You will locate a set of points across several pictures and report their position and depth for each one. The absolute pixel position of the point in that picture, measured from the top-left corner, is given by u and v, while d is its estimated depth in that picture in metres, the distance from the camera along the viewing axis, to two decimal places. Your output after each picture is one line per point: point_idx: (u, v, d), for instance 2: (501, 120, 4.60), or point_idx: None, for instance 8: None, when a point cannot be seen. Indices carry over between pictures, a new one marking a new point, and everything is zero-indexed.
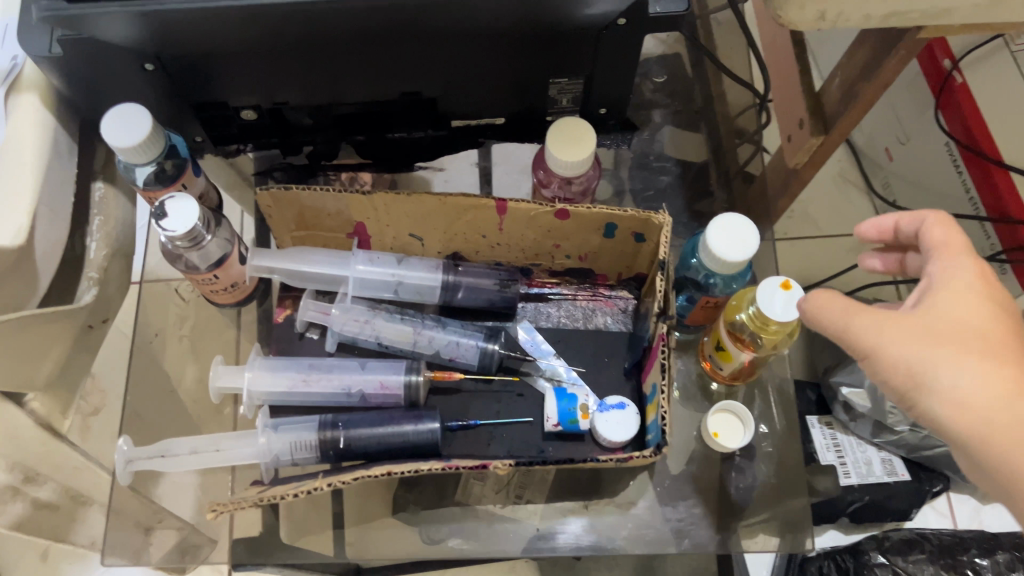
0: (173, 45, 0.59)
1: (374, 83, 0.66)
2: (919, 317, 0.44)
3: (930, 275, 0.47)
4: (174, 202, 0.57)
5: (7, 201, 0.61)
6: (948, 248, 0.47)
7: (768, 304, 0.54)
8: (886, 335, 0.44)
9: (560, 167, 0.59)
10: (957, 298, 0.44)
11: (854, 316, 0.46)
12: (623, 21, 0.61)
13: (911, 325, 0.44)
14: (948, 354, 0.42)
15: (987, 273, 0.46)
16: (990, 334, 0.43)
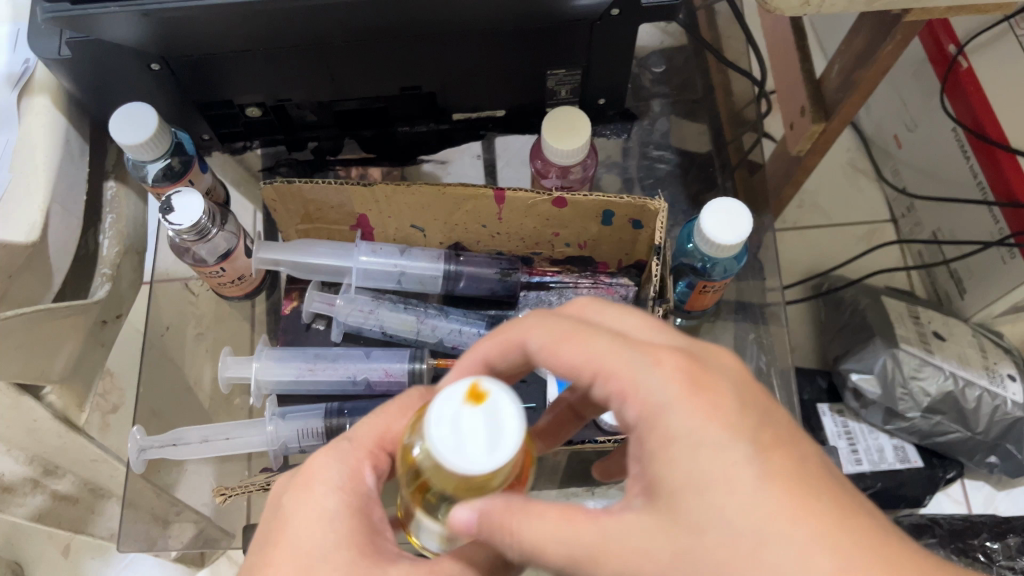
0: (174, 45, 0.61)
1: (374, 78, 0.67)
2: (669, 522, 0.35)
3: (653, 425, 0.36)
4: (180, 197, 0.58)
5: (22, 200, 0.63)
6: (628, 385, 0.37)
7: (463, 441, 0.35)
8: (661, 560, 0.34)
9: (557, 154, 0.60)
10: (709, 474, 0.34)
11: (617, 565, 0.35)
12: (617, 11, 0.62)
13: (677, 548, 0.34)
14: (744, 570, 0.33)
15: (713, 402, 0.36)
16: (755, 503, 0.34)
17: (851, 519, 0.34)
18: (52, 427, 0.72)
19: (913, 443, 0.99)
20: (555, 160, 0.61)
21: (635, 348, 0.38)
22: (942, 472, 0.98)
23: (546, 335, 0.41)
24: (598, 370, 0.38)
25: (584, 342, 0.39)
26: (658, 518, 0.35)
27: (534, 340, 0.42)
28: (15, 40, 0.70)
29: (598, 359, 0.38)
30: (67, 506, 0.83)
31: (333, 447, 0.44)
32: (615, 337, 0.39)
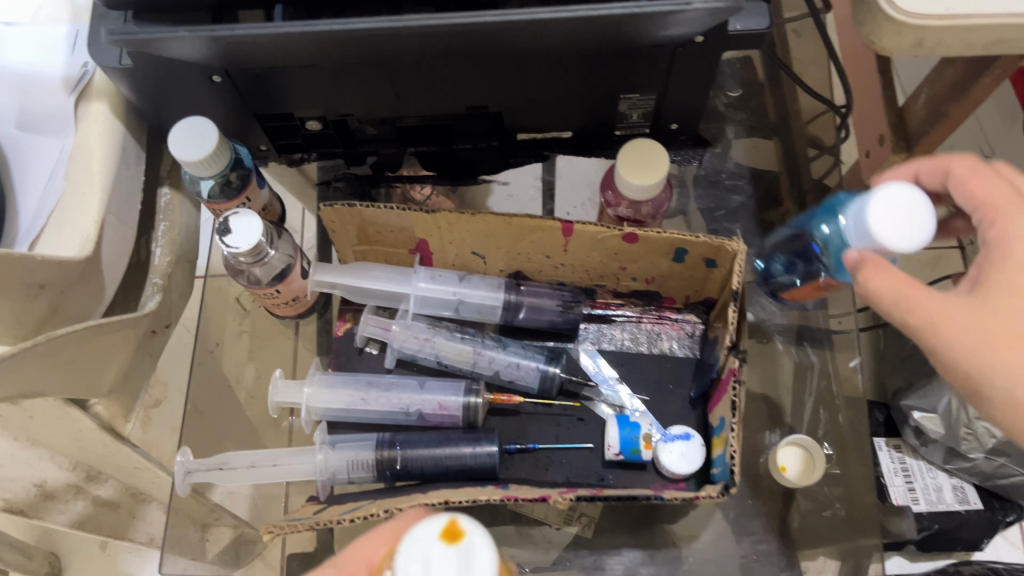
0: (238, 60, 0.59)
1: (438, 97, 0.65)
2: (977, 304, 0.46)
3: (1005, 247, 0.48)
4: (237, 218, 0.56)
5: (78, 211, 0.61)
6: (1004, 211, 0.49)
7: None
8: (961, 316, 0.46)
9: (637, 187, 0.56)
10: (1017, 280, 0.46)
11: (939, 328, 0.45)
12: (701, 39, 0.58)
13: (981, 319, 0.46)
14: (1014, 332, 0.45)
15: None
16: None
17: None
18: (97, 437, 0.70)
19: (973, 483, 0.90)
20: (630, 191, 0.57)
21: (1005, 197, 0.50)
22: (1003, 516, 0.90)
23: (962, 176, 0.52)
24: (988, 205, 0.50)
25: (988, 180, 0.51)
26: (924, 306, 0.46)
27: (957, 172, 0.52)
28: (74, 42, 0.68)
29: (998, 199, 0.50)
30: (108, 512, 0.83)
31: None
32: (1012, 190, 0.50)
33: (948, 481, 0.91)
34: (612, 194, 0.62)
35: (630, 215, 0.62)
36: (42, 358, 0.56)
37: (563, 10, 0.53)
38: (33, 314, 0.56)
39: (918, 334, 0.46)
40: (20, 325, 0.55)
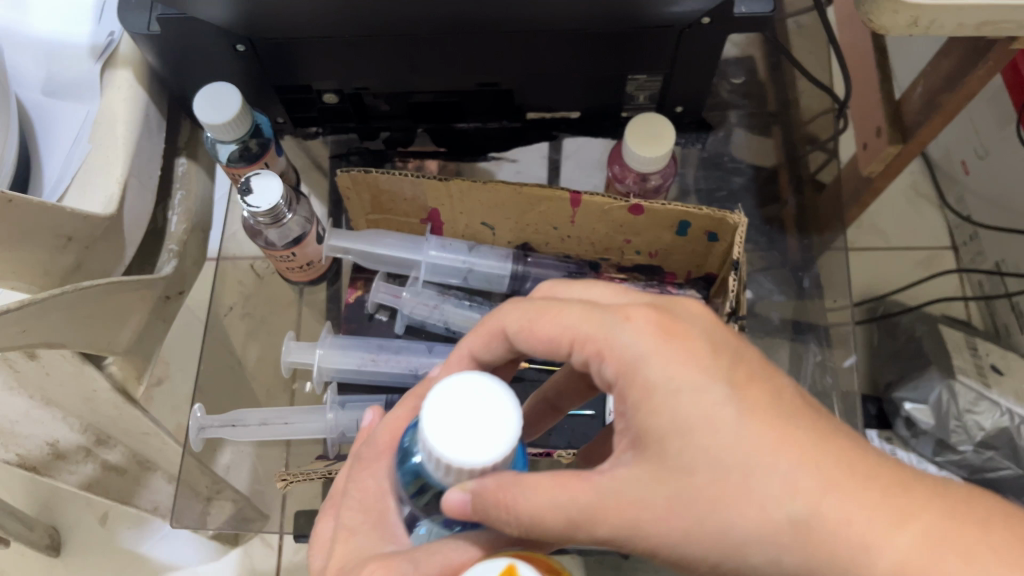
0: (261, 29, 0.61)
1: (453, 73, 0.67)
2: (660, 469, 0.37)
3: (633, 372, 0.39)
4: (260, 179, 0.58)
5: (102, 172, 0.63)
6: (602, 342, 0.40)
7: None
8: (694, 505, 0.36)
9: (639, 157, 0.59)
10: (691, 415, 0.37)
11: (623, 517, 0.37)
12: (707, 20, 0.61)
13: (670, 494, 0.37)
14: (823, 502, 0.35)
15: (681, 345, 0.39)
16: (734, 434, 0.36)
17: (835, 441, 0.36)
18: (109, 397, 0.71)
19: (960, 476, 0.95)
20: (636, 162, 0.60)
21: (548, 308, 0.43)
22: None
23: (523, 324, 0.44)
24: (576, 338, 0.42)
25: (558, 316, 0.43)
26: (591, 509, 0.37)
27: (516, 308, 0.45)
28: (101, 12, 0.70)
29: (573, 330, 0.42)
30: (114, 477, 0.84)
31: (395, 563, 0.40)
32: (583, 307, 0.42)
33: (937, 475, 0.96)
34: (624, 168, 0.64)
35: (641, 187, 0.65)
36: (66, 309, 0.57)
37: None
38: (59, 267, 0.58)
39: (627, 539, 0.38)
40: (47, 276, 0.57)
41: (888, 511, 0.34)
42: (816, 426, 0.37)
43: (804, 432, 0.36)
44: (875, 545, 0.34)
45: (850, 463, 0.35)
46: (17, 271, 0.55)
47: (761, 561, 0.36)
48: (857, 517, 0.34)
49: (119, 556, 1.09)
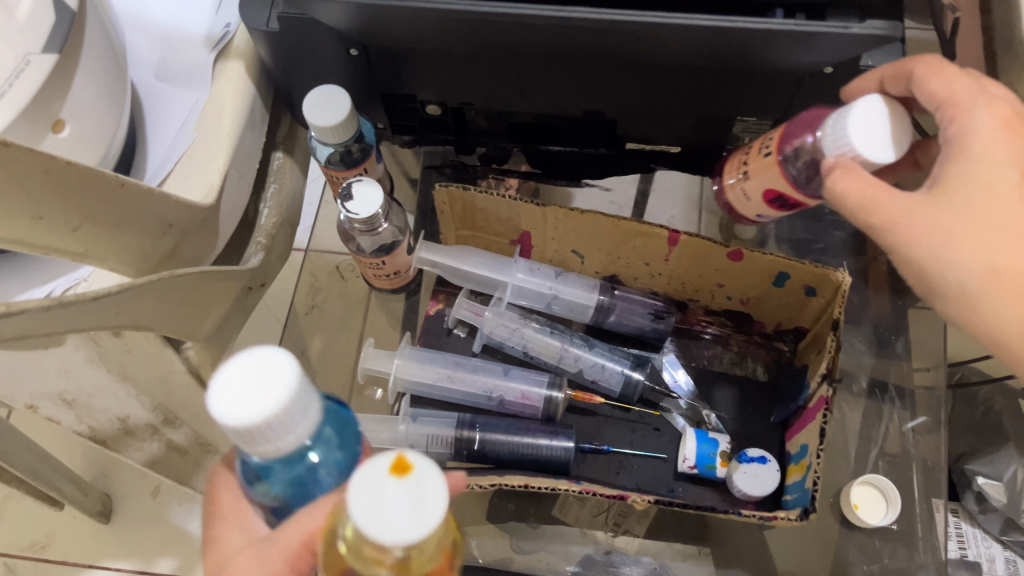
0: (376, 36, 0.61)
1: (560, 98, 0.66)
2: (945, 190, 0.49)
3: (962, 138, 0.50)
4: (360, 186, 0.58)
5: (205, 162, 0.64)
6: (964, 106, 0.51)
7: (390, 522, 0.34)
8: (947, 241, 0.48)
9: (854, 129, 0.53)
10: (976, 185, 0.48)
11: (953, 285, 0.49)
12: (830, 70, 0.59)
13: (935, 205, 0.49)
14: None
15: (1013, 134, 0.50)
16: (1010, 185, 0.48)
17: None
18: (183, 380, 0.72)
19: None
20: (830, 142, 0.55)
21: (950, 89, 0.52)
22: None
23: (841, 172, 0.52)
24: (861, 201, 0.50)
25: (859, 180, 0.51)
26: (933, 214, 0.48)
27: (948, 88, 0.52)
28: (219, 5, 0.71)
29: (915, 207, 0.49)
30: (175, 455, 0.85)
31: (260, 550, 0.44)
32: (982, 150, 0.49)
33: (1002, 555, 0.91)
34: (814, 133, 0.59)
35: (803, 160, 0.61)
36: (159, 295, 0.58)
37: (699, 19, 0.55)
38: (158, 252, 0.58)
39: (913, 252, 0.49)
40: (145, 260, 0.57)
41: None
42: None
43: None
44: None
45: None
46: (120, 254, 0.54)
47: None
48: None
49: (165, 525, 1.11)
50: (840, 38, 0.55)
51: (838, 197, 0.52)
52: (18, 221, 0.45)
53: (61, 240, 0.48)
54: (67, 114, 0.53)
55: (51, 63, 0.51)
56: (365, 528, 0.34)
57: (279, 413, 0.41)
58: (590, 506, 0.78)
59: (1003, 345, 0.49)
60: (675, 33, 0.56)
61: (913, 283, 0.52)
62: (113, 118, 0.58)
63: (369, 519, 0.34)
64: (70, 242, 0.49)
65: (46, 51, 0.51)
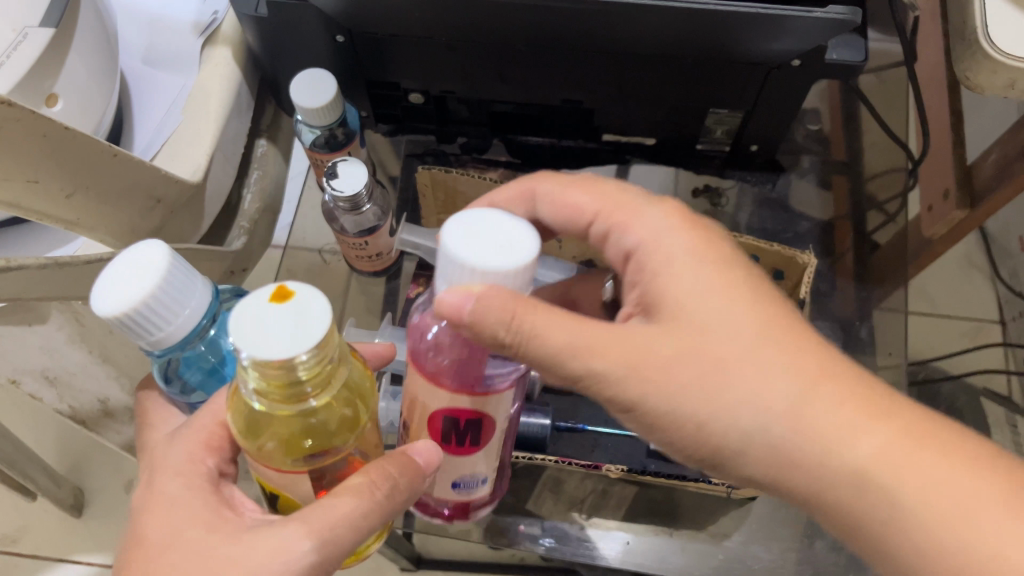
0: (363, 21, 0.63)
1: (539, 87, 0.69)
2: (675, 321, 0.45)
3: (658, 267, 0.46)
4: (346, 165, 0.60)
5: (191, 144, 0.65)
6: (629, 209, 0.48)
7: (271, 338, 0.36)
8: (730, 383, 0.43)
9: (490, 271, 0.39)
10: (698, 317, 0.44)
11: (718, 424, 0.44)
12: (798, 62, 0.62)
13: (666, 360, 0.44)
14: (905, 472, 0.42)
15: (714, 260, 0.46)
16: (750, 326, 0.44)
17: (864, 404, 0.43)
18: None
19: None
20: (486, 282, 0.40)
21: (630, 212, 0.48)
22: None
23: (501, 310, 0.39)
24: (592, 347, 0.43)
25: (553, 313, 0.42)
26: (640, 354, 0.44)
27: (628, 197, 0.49)
28: None
29: (638, 356, 0.44)
30: None
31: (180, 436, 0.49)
32: (686, 264, 0.46)
33: None
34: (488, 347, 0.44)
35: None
36: None
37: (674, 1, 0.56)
38: (145, 227, 0.59)
39: (676, 405, 0.44)
40: (133, 235, 0.58)
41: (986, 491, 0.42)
42: (855, 388, 0.44)
43: (834, 365, 0.45)
44: (856, 438, 0.43)
45: (830, 380, 0.44)
46: (108, 227, 0.55)
47: (841, 482, 0.43)
48: (969, 490, 0.42)
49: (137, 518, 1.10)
50: (812, 21, 0.56)
51: (559, 354, 0.42)
52: (14, 183, 0.45)
53: (54, 207, 0.49)
54: (60, 89, 0.54)
55: (49, 36, 0.52)
56: (240, 343, 0.36)
57: (150, 299, 0.44)
58: (563, 493, 0.79)
59: (812, 502, 0.45)
60: (650, 20, 0.58)
61: (691, 449, 0.46)
62: (105, 96, 0.59)
63: (247, 337, 0.36)
64: (65, 210, 0.50)
65: (44, 24, 0.52)
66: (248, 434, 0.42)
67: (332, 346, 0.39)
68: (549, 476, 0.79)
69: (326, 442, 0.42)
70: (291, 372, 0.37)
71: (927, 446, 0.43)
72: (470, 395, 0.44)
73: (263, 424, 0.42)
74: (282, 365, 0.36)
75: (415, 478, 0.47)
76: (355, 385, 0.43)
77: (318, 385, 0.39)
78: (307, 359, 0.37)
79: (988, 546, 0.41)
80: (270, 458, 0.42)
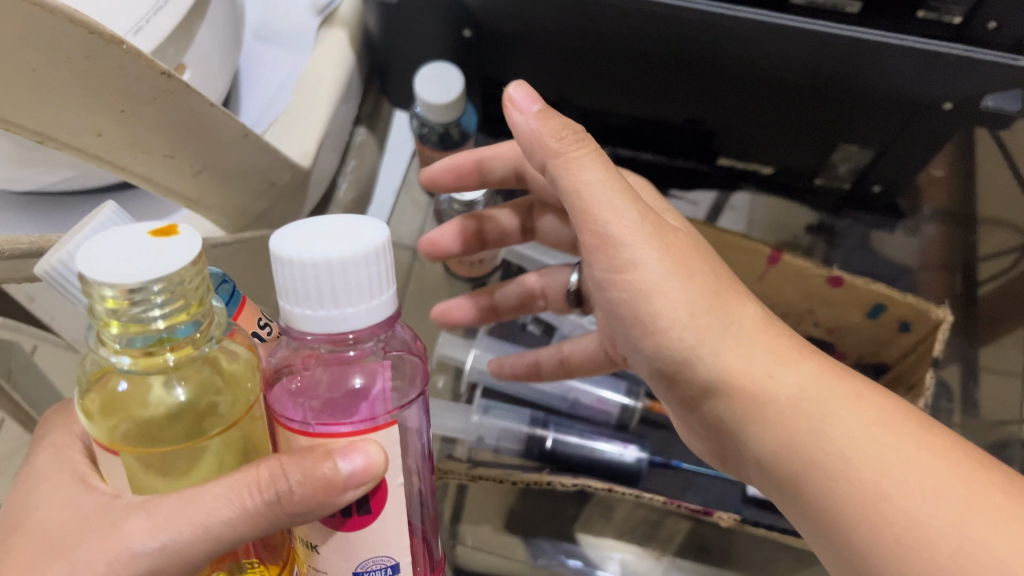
0: (496, 15, 0.61)
1: (662, 104, 0.66)
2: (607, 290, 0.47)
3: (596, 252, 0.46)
4: (468, 169, 0.59)
5: (301, 126, 0.63)
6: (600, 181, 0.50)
7: (119, 264, 0.28)
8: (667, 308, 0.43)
9: (343, 260, 0.32)
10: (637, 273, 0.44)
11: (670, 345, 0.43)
12: (949, 105, 0.58)
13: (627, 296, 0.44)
14: (824, 388, 0.40)
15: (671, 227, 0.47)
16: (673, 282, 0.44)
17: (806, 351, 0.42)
18: None
19: None
20: (349, 270, 0.32)
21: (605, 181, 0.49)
22: None
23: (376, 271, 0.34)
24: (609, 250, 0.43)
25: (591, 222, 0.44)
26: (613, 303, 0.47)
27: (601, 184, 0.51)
28: None
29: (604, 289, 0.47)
30: None
31: None
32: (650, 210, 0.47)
33: None
34: (357, 384, 0.35)
35: (358, 358, 0.35)
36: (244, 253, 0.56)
37: (823, 27, 0.56)
38: (252, 210, 0.56)
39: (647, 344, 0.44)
40: (240, 216, 0.55)
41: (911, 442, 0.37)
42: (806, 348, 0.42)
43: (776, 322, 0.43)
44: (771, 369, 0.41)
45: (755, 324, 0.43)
46: (224, 208, 0.53)
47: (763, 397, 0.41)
48: (881, 424, 0.38)
49: None
50: (967, 62, 0.55)
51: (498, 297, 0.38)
52: (153, 158, 0.44)
53: (179, 182, 0.47)
54: (188, 59, 0.52)
55: (189, 5, 0.50)
56: (80, 267, 0.28)
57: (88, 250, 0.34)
58: (614, 519, 0.64)
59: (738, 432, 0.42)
60: (800, 36, 0.56)
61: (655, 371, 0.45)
62: (226, 69, 0.57)
63: (90, 262, 0.28)
64: (188, 186, 0.48)
65: None
66: (96, 413, 0.32)
67: (200, 287, 0.30)
68: (598, 502, 0.65)
69: (198, 427, 0.32)
70: (143, 309, 0.28)
71: (842, 384, 0.40)
72: (346, 419, 0.33)
73: (116, 401, 0.32)
74: (128, 294, 0.28)
75: (328, 491, 0.31)
76: (236, 374, 0.34)
77: (188, 338, 0.31)
78: (164, 292, 0.28)
79: (888, 466, 0.36)
80: (121, 443, 0.31)
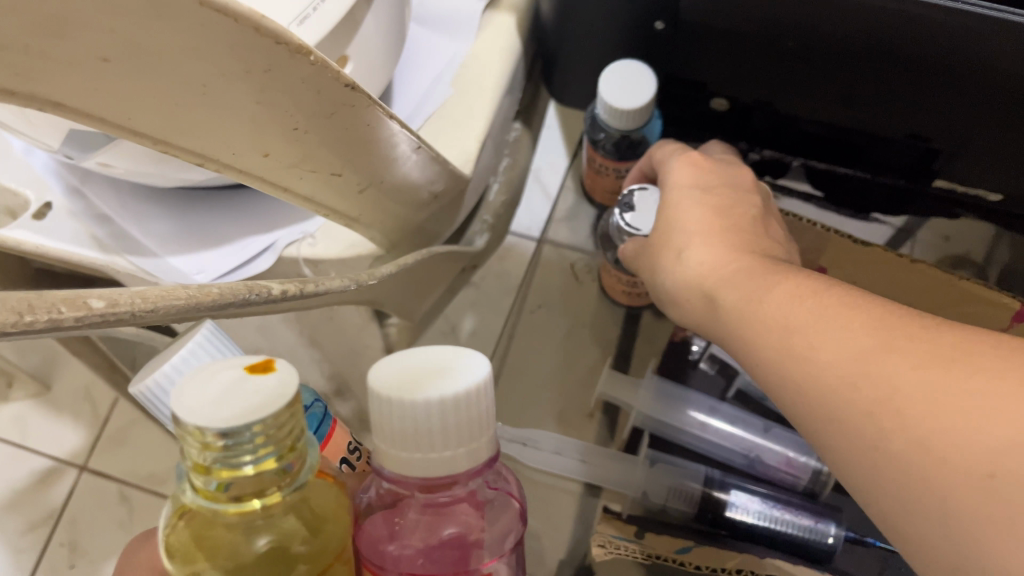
0: (701, 3, 0.52)
1: (882, 114, 0.56)
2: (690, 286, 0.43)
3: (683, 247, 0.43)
4: (646, 196, 0.51)
5: (461, 123, 0.55)
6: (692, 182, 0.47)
7: (217, 403, 0.27)
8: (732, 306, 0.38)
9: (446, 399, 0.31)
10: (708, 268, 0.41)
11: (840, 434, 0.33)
12: None
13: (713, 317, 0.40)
14: (826, 336, 0.31)
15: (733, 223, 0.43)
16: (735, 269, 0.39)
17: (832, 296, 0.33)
18: None
19: None
20: (455, 416, 0.31)
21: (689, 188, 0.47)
22: None
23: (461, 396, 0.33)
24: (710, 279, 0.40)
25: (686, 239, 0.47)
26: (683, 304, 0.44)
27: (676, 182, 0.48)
28: None
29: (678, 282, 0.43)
30: None
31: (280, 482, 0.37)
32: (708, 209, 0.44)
33: None
34: (448, 534, 0.33)
35: (452, 503, 0.33)
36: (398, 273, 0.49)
37: None
38: (410, 223, 0.49)
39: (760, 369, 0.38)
40: (398, 229, 0.49)
41: (935, 382, 0.27)
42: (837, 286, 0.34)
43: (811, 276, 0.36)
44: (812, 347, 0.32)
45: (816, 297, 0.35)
46: (383, 224, 0.46)
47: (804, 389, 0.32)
48: (919, 368, 0.28)
49: None
50: None
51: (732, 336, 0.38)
52: (318, 176, 0.37)
53: (341, 199, 0.40)
54: (352, 51, 0.45)
55: None
56: (174, 407, 0.27)
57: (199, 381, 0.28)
58: None
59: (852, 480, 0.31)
60: None
61: None
62: (391, 61, 0.50)
63: (188, 401, 0.27)
64: (350, 204, 0.41)
65: None
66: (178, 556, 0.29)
67: (296, 428, 0.28)
68: None
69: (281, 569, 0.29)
70: (234, 450, 0.27)
71: (874, 339, 0.30)
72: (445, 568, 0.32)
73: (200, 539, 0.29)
74: (223, 438, 0.26)
75: None
76: (327, 516, 0.31)
77: (277, 479, 0.28)
78: (257, 435, 0.27)
79: (926, 421, 0.26)
80: None
